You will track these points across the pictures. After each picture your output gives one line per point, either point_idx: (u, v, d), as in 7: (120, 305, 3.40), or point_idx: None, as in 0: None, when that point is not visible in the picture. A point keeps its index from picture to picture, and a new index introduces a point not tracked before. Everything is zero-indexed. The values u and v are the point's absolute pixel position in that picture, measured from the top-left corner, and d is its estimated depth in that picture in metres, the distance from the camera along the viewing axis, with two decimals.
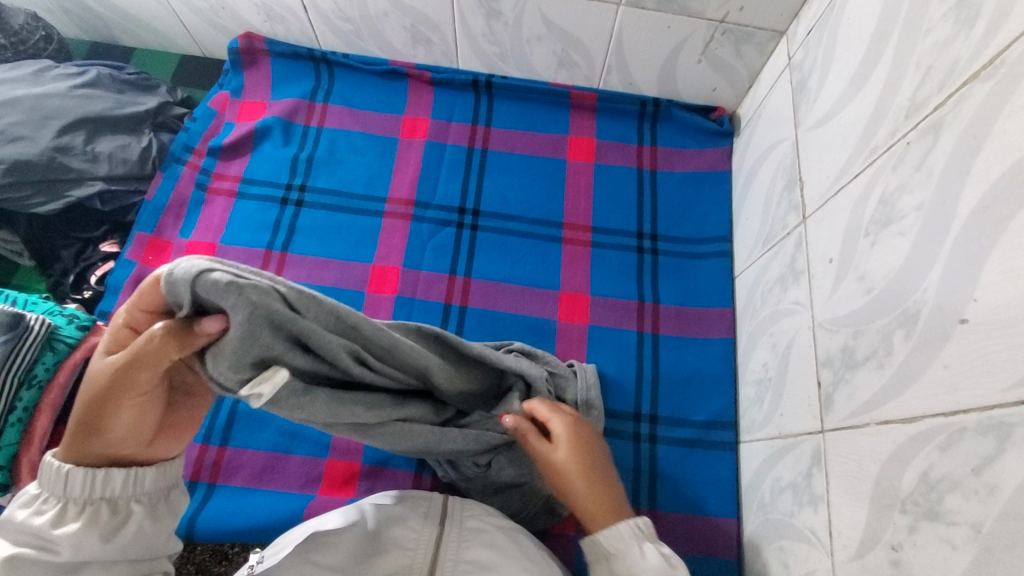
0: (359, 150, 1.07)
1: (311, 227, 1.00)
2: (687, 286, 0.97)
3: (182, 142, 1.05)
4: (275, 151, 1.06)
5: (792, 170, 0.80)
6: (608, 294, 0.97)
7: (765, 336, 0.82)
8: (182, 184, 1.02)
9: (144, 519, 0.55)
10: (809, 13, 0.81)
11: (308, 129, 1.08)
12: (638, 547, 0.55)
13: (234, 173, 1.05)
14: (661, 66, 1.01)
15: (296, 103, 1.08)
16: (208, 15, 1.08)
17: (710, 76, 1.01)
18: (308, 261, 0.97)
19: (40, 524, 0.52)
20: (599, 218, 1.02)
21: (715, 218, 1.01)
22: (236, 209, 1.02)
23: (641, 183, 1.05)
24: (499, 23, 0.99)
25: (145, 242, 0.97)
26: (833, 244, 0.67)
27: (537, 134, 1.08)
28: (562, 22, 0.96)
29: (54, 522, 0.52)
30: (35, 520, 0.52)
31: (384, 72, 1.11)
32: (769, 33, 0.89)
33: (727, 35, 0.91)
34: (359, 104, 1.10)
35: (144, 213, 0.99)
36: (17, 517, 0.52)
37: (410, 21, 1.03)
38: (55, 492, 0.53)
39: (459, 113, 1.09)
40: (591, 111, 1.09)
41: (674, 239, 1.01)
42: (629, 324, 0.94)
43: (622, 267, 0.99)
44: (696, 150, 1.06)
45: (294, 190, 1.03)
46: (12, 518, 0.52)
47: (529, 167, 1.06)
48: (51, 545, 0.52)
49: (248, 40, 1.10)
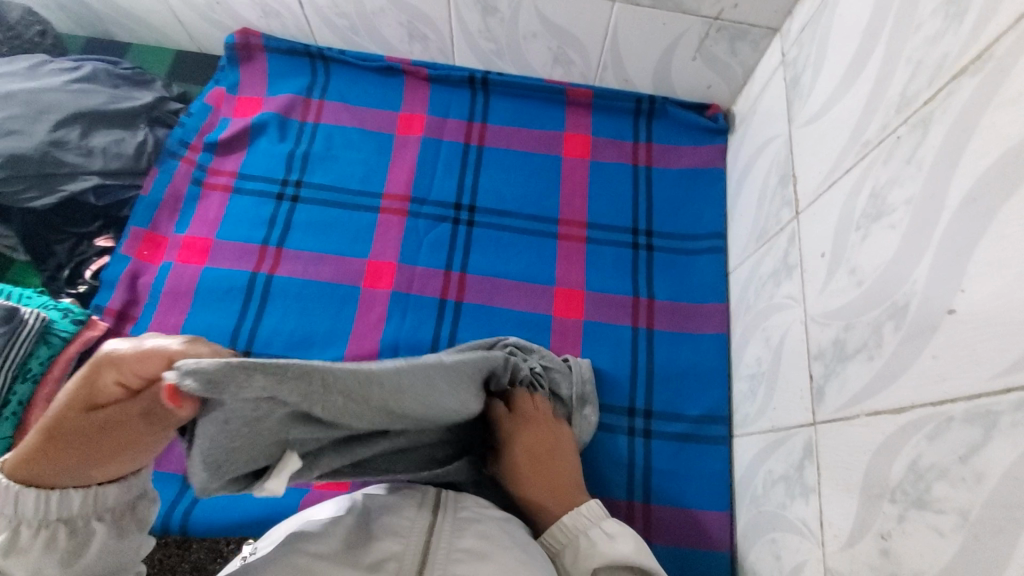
0: (355, 146, 1.07)
1: (307, 222, 1.00)
2: (682, 281, 0.98)
3: (178, 137, 1.04)
4: (270, 147, 1.06)
5: (786, 166, 0.80)
6: (604, 290, 0.97)
7: (758, 330, 0.83)
8: (177, 178, 1.02)
9: (107, 537, 0.52)
10: (802, 9, 0.82)
11: (304, 125, 1.08)
12: (582, 534, 0.64)
13: (229, 169, 1.05)
14: (656, 63, 1.01)
15: (291, 99, 1.08)
16: (205, 11, 1.08)
17: (705, 73, 1.01)
18: (304, 256, 0.98)
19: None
20: (594, 214, 1.03)
21: (709, 214, 1.02)
22: (232, 204, 1.02)
23: (636, 180, 1.05)
24: (495, 20, 0.99)
25: (140, 237, 0.97)
26: (825, 238, 0.68)
27: (533, 131, 1.09)
28: (558, 18, 0.96)
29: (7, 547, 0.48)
30: None
31: (380, 68, 1.11)
32: (762, 30, 0.90)
33: (721, 32, 0.92)
34: (355, 100, 1.10)
35: (139, 208, 0.99)
36: None
37: (407, 18, 1.03)
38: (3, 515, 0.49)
39: (455, 110, 1.10)
40: (587, 108, 1.10)
41: (669, 236, 1.01)
42: (623, 320, 0.95)
43: (617, 263, 0.99)
44: (691, 147, 1.07)
45: (290, 186, 1.03)
46: None
47: (525, 165, 1.06)
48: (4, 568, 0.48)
49: (244, 36, 1.10)
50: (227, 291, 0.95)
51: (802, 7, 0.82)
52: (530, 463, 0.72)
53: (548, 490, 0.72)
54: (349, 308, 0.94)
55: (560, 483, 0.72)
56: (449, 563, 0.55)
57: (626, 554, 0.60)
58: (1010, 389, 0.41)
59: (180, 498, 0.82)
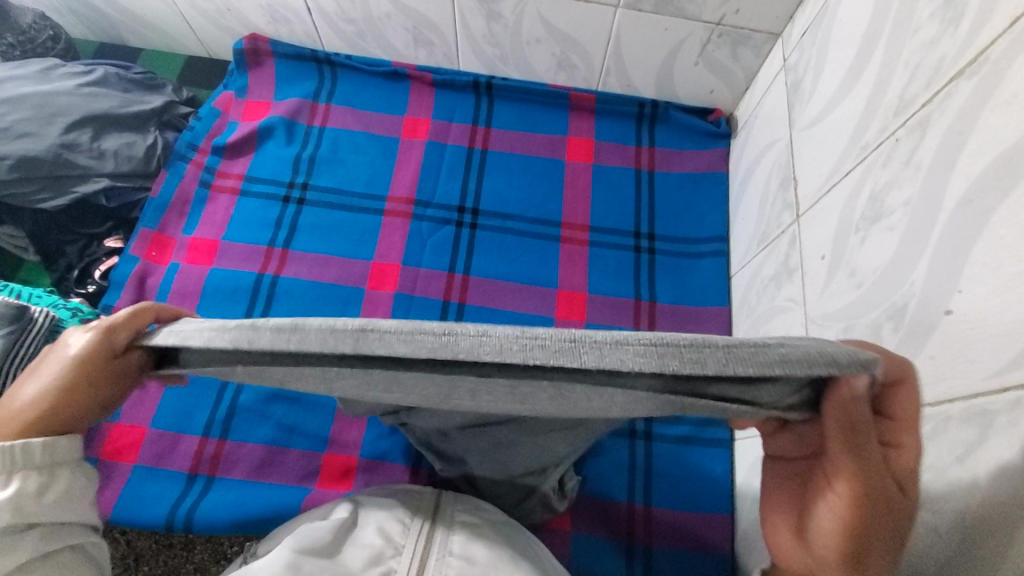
0: (360, 149, 1.08)
1: (312, 224, 1.02)
2: (682, 282, 0.98)
3: (187, 141, 1.06)
4: (278, 151, 1.07)
5: (787, 170, 0.81)
6: (607, 292, 0.97)
7: (759, 333, 0.83)
8: (185, 181, 1.03)
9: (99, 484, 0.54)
10: (804, 14, 0.82)
11: (310, 129, 1.10)
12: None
13: (237, 171, 1.06)
14: (659, 69, 1.01)
15: (298, 104, 1.10)
16: (214, 17, 1.10)
17: (708, 79, 1.01)
18: (309, 259, 0.99)
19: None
20: (596, 218, 1.04)
21: (711, 219, 1.02)
22: (239, 206, 1.03)
23: (639, 184, 1.06)
24: (499, 25, 0.99)
25: (149, 238, 0.99)
26: (825, 241, 0.68)
27: (537, 135, 1.10)
28: (561, 24, 0.96)
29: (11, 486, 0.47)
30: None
31: (386, 73, 1.13)
32: (764, 36, 0.90)
33: (723, 37, 0.92)
34: (361, 104, 1.12)
35: (148, 210, 1.00)
36: None
37: (413, 23, 1.03)
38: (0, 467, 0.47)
39: (459, 113, 1.11)
40: (590, 112, 1.10)
41: (673, 239, 1.02)
42: (625, 323, 0.95)
43: (619, 265, 1.00)
44: (694, 152, 1.07)
45: (296, 189, 1.04)
46: None
47: (529, 169, 1.07)
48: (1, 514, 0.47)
49: (252, 41, 1.12)
50: (234, 292, 0.96)
51: (805, 12, 0.82)
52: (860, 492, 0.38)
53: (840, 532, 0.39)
54: (352, 309, 0.95)
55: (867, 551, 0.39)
56: (442, 565, 0.56)
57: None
58: (1005, 389, 0.41)
59: (185, 495, 0.83)
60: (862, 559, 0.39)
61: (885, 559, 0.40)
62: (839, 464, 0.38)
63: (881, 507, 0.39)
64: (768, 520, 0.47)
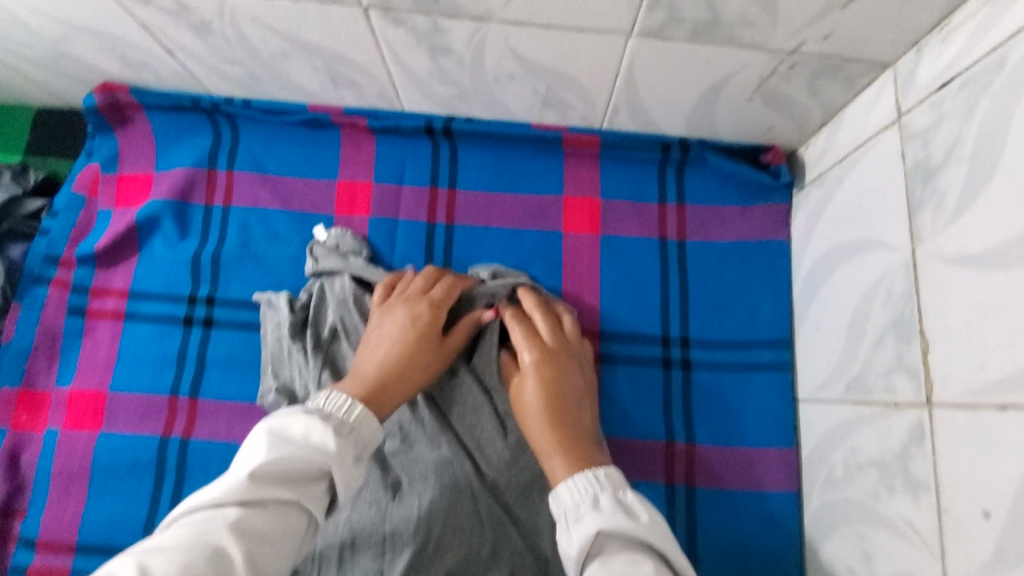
0: (281, 238, 0.79)
1: (226, 357, 0.75)
2: (730, 406, 0.72)
3: (41, 253, 0.78)
4: (168, 250, 0.78)
5: (907, 308, 0.52)
6: (629, 433, 0.72)
7: (850, 529, 0.58)
8: (49, 312, 0.77)
9: None
10: (938, 48, 0.52)
11: (210, 211, 0.80)
12: (594, 498, 0.52)
13: (118, 286, 0.77)
14: (692, 106, 0.69)
15: (188, 177, 0.80)
16: (47, 64, 0.76)
17: (765, 114, 0.69)
18: (226, 409, 0.73)
19: (322, 427, 0.52)
20: (610, 318, 0.76)
21: (767, 311, 0.74)
22: (126, 339, 0.76)
23: (665, 264, 0.77)
24: (449, 61, 0.66)
25: (13, 399, 0.75)
26: (998, 489, 0.42)
27: (520, 196, 0.80)
28: (540, 57, 0.63)
29: (286, 434, 0.52)
30: (311, 428, 0.52)
31: (303, 121, 0.81)
32: (864, 66, 0.58)
33: (796, 68, 0.59)
34: (274, 167, 0.81)
35: (6, 361, 0.75)
36: (301, 424, 0.53)
37: (323, 62, 0.69)
38: (340, 416, 0.56)
39: (411, 171, 0.81)
40: (592, 159, 0.80)
41: (717, 344, 0.74)
42: (655, 476, 0.71)
43: (645, 387, 0.73)
44: (740, 210, 0.77)
45: (200, 305, 0.77)
46: (294, 427, 0.52)
47: (513, 250, 0.78)
48: (299, 465, 0.50)
49: (108, 94, 0.79)
50: (132, 468, 0.72)
51: (955, 44, 0.50)
52: (546, 404, 0.63)
53: (543, 424, 0.62)
54: None
55: (575, 442, 0.60)
56: None
57: (641, 522, 0.49)
58: None
59: None
60: (553, 396, 0.64)
61: (574, 379, 0.67)
62: (528, 387, 0.65)
63: (554, 372, 0.66)
64: (535, 381, 0.65)
